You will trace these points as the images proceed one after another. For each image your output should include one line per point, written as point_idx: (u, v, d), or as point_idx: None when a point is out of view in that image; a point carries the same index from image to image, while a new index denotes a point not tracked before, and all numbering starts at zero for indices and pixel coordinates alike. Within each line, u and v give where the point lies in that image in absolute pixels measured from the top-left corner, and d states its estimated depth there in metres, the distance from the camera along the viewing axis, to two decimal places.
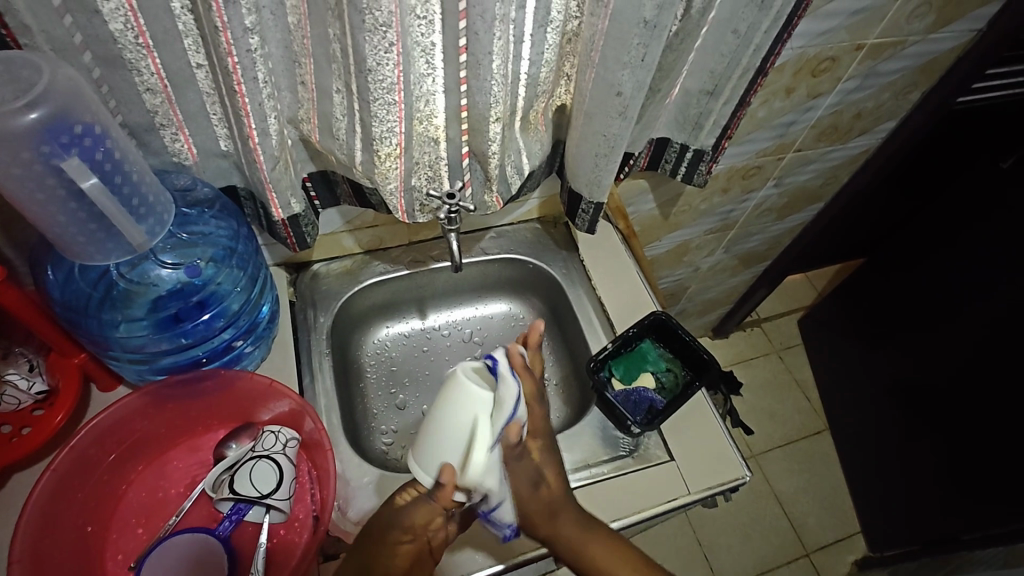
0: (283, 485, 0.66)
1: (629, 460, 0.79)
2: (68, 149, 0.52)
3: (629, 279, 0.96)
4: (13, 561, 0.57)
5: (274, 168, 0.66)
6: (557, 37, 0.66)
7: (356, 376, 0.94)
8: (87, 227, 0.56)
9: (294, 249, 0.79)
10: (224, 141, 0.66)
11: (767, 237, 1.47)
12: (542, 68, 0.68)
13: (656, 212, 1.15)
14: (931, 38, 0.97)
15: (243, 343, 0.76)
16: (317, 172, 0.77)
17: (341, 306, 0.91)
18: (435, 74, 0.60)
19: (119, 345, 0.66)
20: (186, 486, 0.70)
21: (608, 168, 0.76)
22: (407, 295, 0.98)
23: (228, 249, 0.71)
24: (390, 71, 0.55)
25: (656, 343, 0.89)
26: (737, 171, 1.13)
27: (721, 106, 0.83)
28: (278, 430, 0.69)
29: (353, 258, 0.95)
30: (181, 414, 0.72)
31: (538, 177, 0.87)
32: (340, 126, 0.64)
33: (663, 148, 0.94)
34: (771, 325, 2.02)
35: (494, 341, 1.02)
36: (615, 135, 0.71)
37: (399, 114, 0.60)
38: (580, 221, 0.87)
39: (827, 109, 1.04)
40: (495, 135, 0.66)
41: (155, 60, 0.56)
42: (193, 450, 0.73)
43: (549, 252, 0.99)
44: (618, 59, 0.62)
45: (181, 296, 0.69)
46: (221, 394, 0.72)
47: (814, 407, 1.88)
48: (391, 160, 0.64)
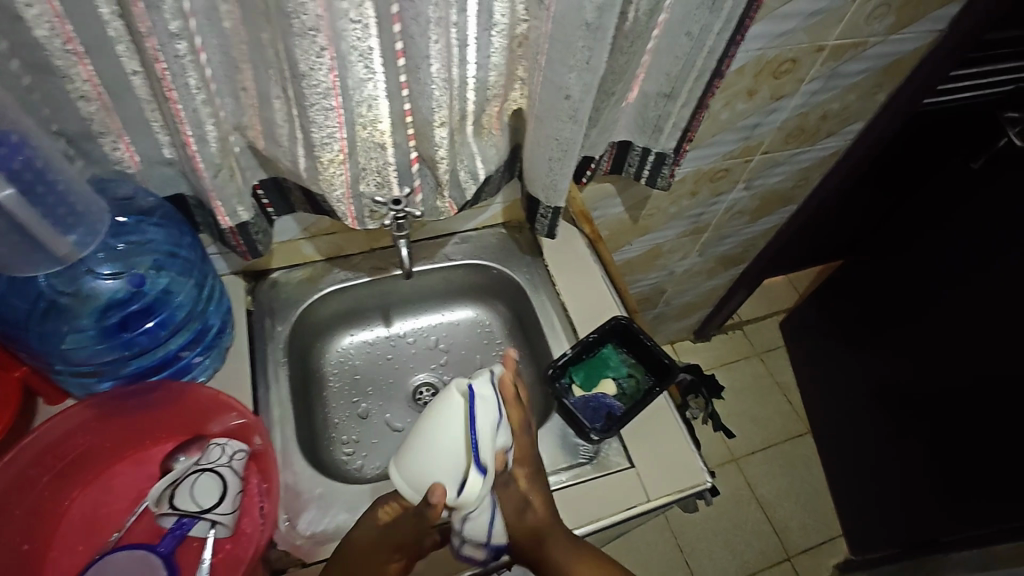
0: (225, 500, 0.64)
1: (589, 467, 0.78)
2: None
3: (593, 284, 0.95)
4: None
5: (216, 175, 0.65)
6: (504, 40, 0.65)
7: (317, 385, 0.93)
8: (11, 239, 0.56)
9: (245, 257, 0.78)
10: (168, 149, 0.65)
11: (742, 240, 1.46)
12: (490, 72, 0.67)
13: (625, 216, 1.15)
14: (892, 39, 0.97)
15: (192, 353, 0.74)
16: (268, 179, 0.75)
17: (299, 315, 0.89)
18: (375, 79, 0.57)
19: (60, 356, 0.66)
20: (131, 501, 0.69)
21: (563, 172, 0.75)
22: (370, 302, 0.97)
23: (168, 256, 0.70)
24: (324, 76, 0.54)
25: (619, 348, 0.88)
26: (705, 174, 1.12)
27: (680, 108, 0.82)
28: (225, 443, 0.69)
29: (313, 266, 0.93)
30: (126, 428, 0.70)
31: (497, 182, 0.86)
32: (282, 133, 0.63)
33: (626, 152, 0.93)
34: (752, 327, 2.01)
35: (460, 348, 1.01)
36: (567, 138, 0.70)
37: (338, 120, 0.59)
38: (539, 226, 0.87)
39: (792, 111, 1.04)
40: (442, 140, 0.66)
41: (86, 68, 0.54)
42: (139, 464, 0.71)
43: (514, 257, 0.98)
44: (564, 62, 0.61)
45: (123, 305, 0.68)
46: (167, 406, 0.71)
47: (796, 409, 1.88)
48: (335, 166, 0.63)
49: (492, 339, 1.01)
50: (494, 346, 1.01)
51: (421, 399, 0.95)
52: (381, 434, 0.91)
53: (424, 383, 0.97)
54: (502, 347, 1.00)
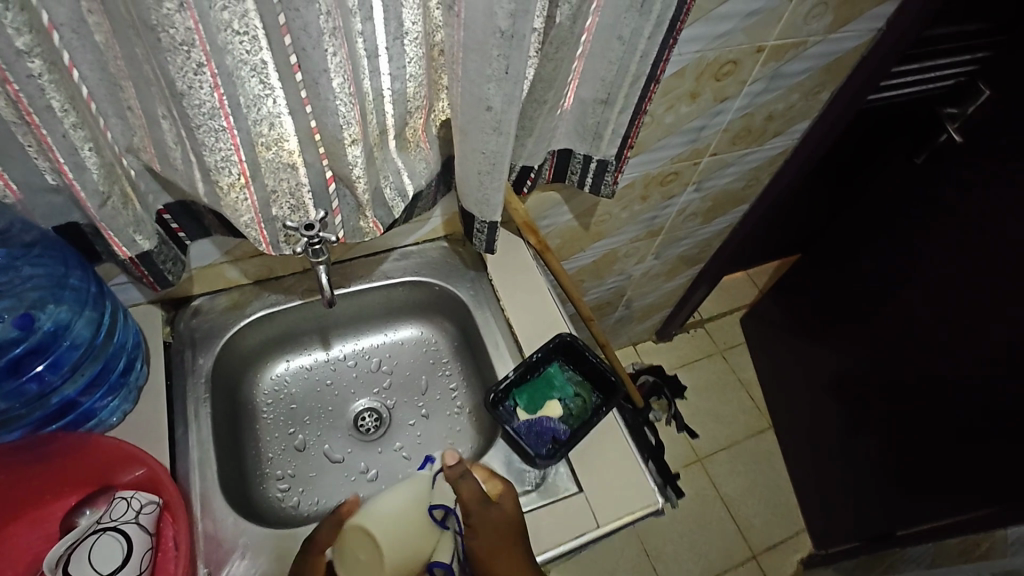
0: (130, 565, 0.58)
1: (534, 495, 0.74)
2: None
3: (538, 298, 0.91)
4: None
5: (104, 205, 0.58)
6: (419, 49, 0.60)
7: (249, 418, 0.87)
8: None
9: (155, 287, 0.72)
10: (50, 175, 0.57)
11: (697, 241, 1.45)
12: (408, 83, 0.62)
13: (575, 223, 1.11)
14: (833, 37, 0.95)
15: (93, 398, 0.69)
16: (175, 204, 0.69)
17: (224, 344, 0.83)
18: (274, 95, 0.53)
19: None
20: (25, 564, 0.62)
21: (495, 186, 0.71)
22: (305, 326, 0.92)
23: (55, 290, 0.64)
24: (207, 95, 0.48)
25: (565, 365, 0.84)
26: (654, 178, 1.10)
27: (617, 115, 0.79)
28: (131, 496, 0.62)
29: (240, 290, 0.87)
30: (16, 486, 0.63)
31: (430, 196, 0.81)
32: (176, 155, 0.57)
33: (567, 159, 0.89)
34: (714, 325, 2.02)
35: (404, 370, 0.96)
36: (494, 151, 0.66)
37: (232, 141, 0.53)
38: (477, 241, 0.82)
39: (736, 113, 1.02)
40: (356, 158, 0.61)
41: None
42: (35, 523, 0.65)
43: (456, 273, 0.94)
44: (481, 72, 0.57)
45: (8, 349, 0.62)
46: (63, 460, 0.64)
47: (758, 406, 1.88)
48: (237, 190, 0.58)
49: (438, 359, 0.97)
50: (440, 365, 0.96)
51: (363, 425, 0.90)
52: (319, 466, 0.86)
53: (366, 408, 0.92)
54: (449, 366, 0.96)
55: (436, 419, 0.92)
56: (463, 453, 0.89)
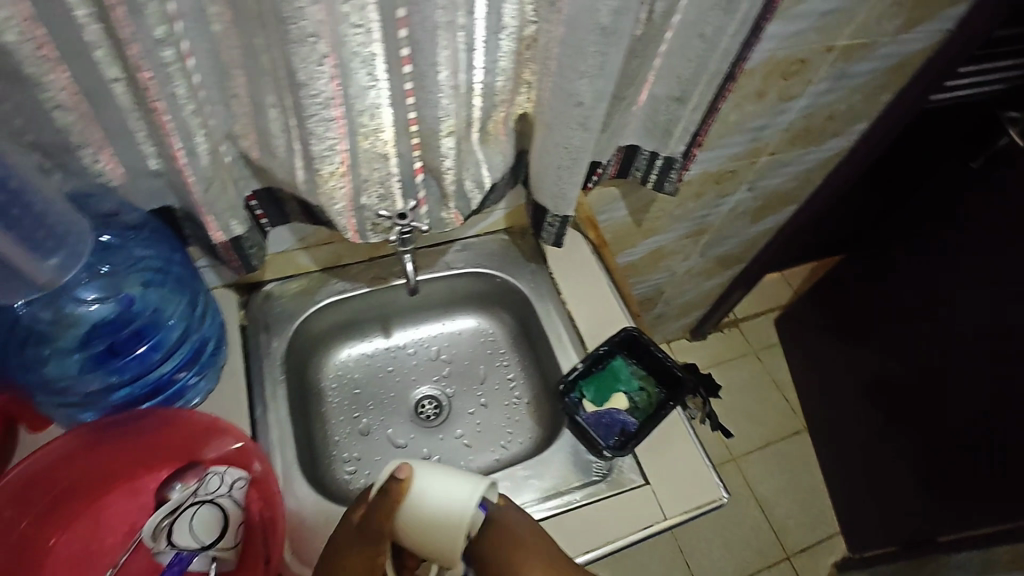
0: (228, 533, 0.62)
1: (602, 485, 0.76)
2: None
3: (599, 292, 0.92)
4: None
5: (208, 188, 0.61)
6: (512, 43, 0.62)
7: (316, 401, 0.89)
8: None
9: (239, 272, 0.74)
10: (153, 160, 0.60)
11: (743, 240, 1.44)
12: (498, 77, 0.64)
13: (629, 219, 1.12)
14: (902, 38, 0.94)
15: (188, 374, 0.72)
16: (262, 190, 0.71)
17: (297, 328, 0.85)
18: (378, 87, 0.54)
19: (43, 386, 0.64)
20: (124, 533, 0.65)
21: (573, 182, 0.72)
22: (369, 313, 0.94)
23: (161, 271, 0.67)
24: (325, 85, 0.50)
25: (628, 359, 0.85)
26: (711, 176, 1.10)
27: (690, 112, 0.79)
28: (224, 471, 0.65)
29: (309, 276, 0.89)
30: (115, 455, 0.68)
31: (501, 190, 0.82)
32: (279, 144, 0.59)
33: (632, 154, 0.90)
34: (749, 325, 1.99)
35: (462, 359, 0.97)
36: (577, 147, 0.67)
37: (340, 131, 0.55)
38: (546, 235, 0.84)
39: (799, 112, 1.02)
40: (449, 150, 0.63)
41: (62, 75, 0.50)
42: (132, 495, 0.67)
43: (517, 265, 0.95)
44: (576, 69, 0.58)
45: (111, 328, 0.65)
46: (161, 433, 0.69)
47: (793, 407, 1.87)
48: (336, 179, 0.60)
49: (495, 349, 0.98)
50: (497, 355, 0.98)
51: (424, 412, 0.92)
52: (384, 450, 0.88)
53: (426, 395, 0.94)
54: (506, 357, 0.97)
55: (495, 409, 0.93)
56: (523, 443, 0.91)
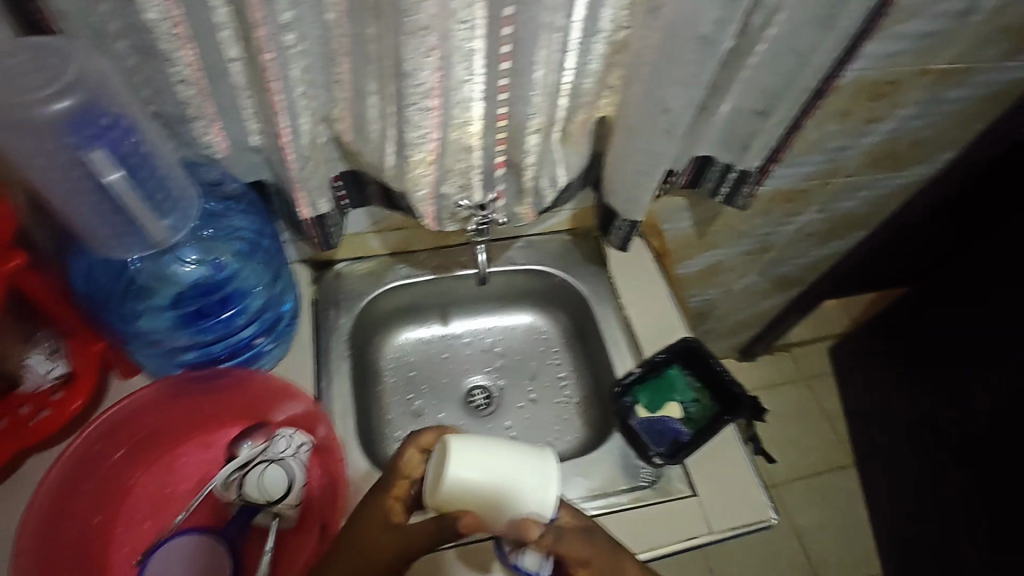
0: (292, 492, 0.65)
1: (649, 491, 0.76)
2: (95, 141, 0.48)
3: (659, 300, 0.92)
4: (16, 554, 0.58)
5: (303, 167, 0.65)
6: (605, 47, 0.63)
7: (374, 380, 0.92)
8: (113, 221, 0.53)
9: (319, 248, 0.77)
10: (255, 136, 0.64)
11: (806, 262, 1.40)
12: (586, 79, 0.65)
13: (693, 231, 1.10)
14: (1004, 66, 0.91)
15: (264, 341, 0.76)
16: (347, 171, 0.74)
17: (363, 307, 0.89)
18: (474, 81, 0.56)
19: (139, 337, 0.69)
20: (195, 482, 0.70)
21: (649, 187, 0.72)
22: (430, 300, 0.96)
23: (254, 245, 0.71)
24: (428, 76, 0.53)
25: (685, 370, 0.84)
26: (782, 194, 1.08)
27: (772, 127, 0.79)
28: (291, 434, 0.68)
29: (378, 259, 0.92)
30: (193, 408, 0.72)
31: (573, 190, 0.83)
32: (373, 129, 0.62)
33: (704, 166, 0.88)
34: (801, 350, 1.91)
35: (515, 354, 0.99)
36: (658, 153, 0.67)
37: (434, 121, 0.58)
38: (615, 236, 0.85)
39: (883, 136, 0.99)
40: (532, 147, 0.65)
41: (190, 52, 0.55)
42: (204, 447, 0.72)
43: (578, 266, 0.96)
44: (669, 76, 0.59)
45: (203, 291, 0.69)
46: (237, 392, 0.72)
47: (841, 439, 1.79)
48: (423, 166, 0.63)
49: (548, 347, 0.99)
50: (550, 353, 0.99)
51: (474, 401, 0.95)
52: None
53: (478, 385, 0.97)
54: (559, 355, 0.99)
55: (544, 405, 0.95)
56: (569, 442, 0.92)
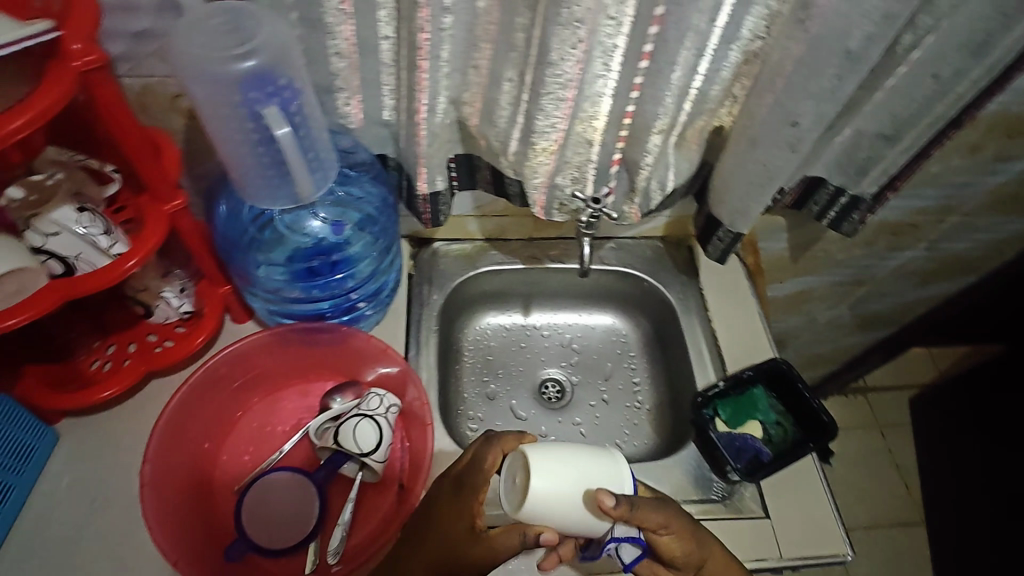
0: (381, 449, 0.69)
1: (720, 506, 0.76)
2: (271, 98, 0.53)
3: (747, 318, 0.91)
4: (145, 460, 0.64)
5: (430, 144, 0.68)
6: (739, 55, 0.64)
7: (454, 358, 0.95)
8: (266, 172, 0.57)
9: (426, 224, 0.80)
10: (388, 111, 0.69)
11: (902, 302, 1.32)
12: (714, 86, 0.66)
13: (787, 253, 1.06)
14: None
15: (365, 306, 0.80)
16: (462, 154, 0.76)
17: (454, 287, 0.92)
18: (609, 77, 0.59)
19: (260, 284, 0.73)
20: (292, 426, 0.75)
21: (760, 200, 0.71)
22: (516, 289, 0.98)
23: (373, 217, 0.75)
24: (570, 67, 0.56)
25: (769, 392, 0.82)
26: (889, 226, 1.03)
27: (897, 154, 0.76)
28: (383, 394, 0.72)
29: (473, 243, 0.95)
30: (298, 358, 0.77)
31: (676, 197, 0.83)
32: (502, 114, 0.65)
33: (814, 188, 0.84)
34: (877, 395, 1.74)
35: (592, 352, 1.00)
36: (777, 166, 0.67)
37: (565, 111, 0.60)
38: (712, 248, 0.84)
39: (1012, 176, 0.94)
40: (653, 147, 0.66)
41: (350, 27, 0.59)
42: (303, 395, 0.77)
43: (667, 273, 0.95)
44: (805, 88, 0.59)
45: (323, 250, 0.73)
46: (337, 348, 0.77)
47: (915, 499, 1.62)
48: (545, 155, 0.65)
49: (625, 350, 1.00)
50: (627, 357, 0.99)
51: (547, 394, 0.96)
52: (506, 418, 0.93)
53: (551, 378, 0.98)
54: (635, 360, 0.99)
55: (615, 407, 0.95)
56: (637, 446, 0.91)
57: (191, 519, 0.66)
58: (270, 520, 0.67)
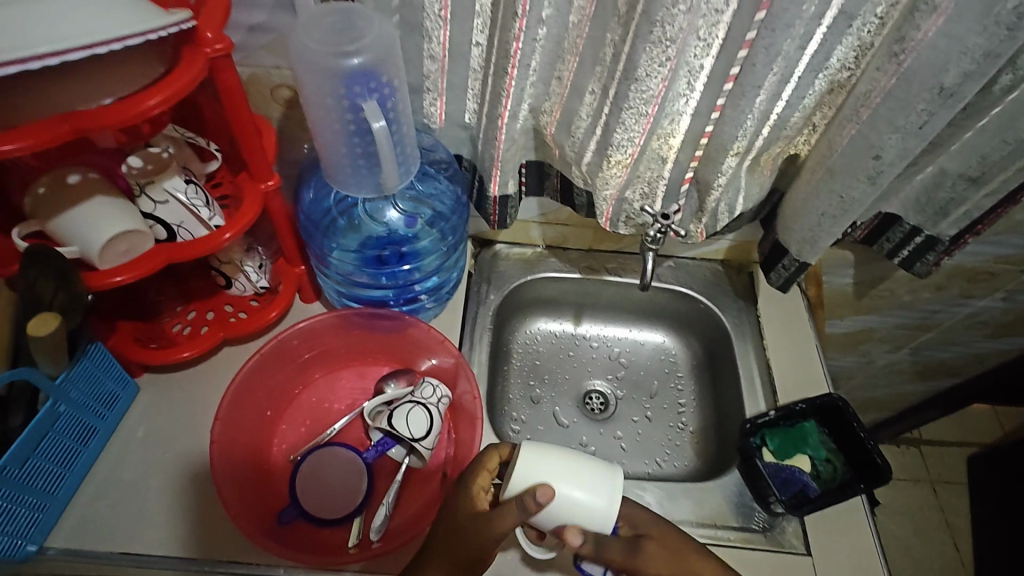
0: (430, 437, 0.72)
1: (760, 537, 0.74)
2: (371, 94, 0.57)
3: (803, 350, 0.89)
4: (216, 418, 0.69)
5: (508, 148, 0.70)
6: (824, 84, 0.63)
7: (503, 359, 0.97)
8: (358, 161, 0.61)
9: (493, 226, 0.83)
10: (470, 115, 0.72)
11: (969, 353, 1.25)
12: (796, 113, 0.65)
13: (851, 290, 1.04)
14: None
15: (426, 299, 0.84)
16: (534, 161, 0.78)
17: (511, 289, 0.94)
18: (691, 96, 0.61)
19: (334, 266, 0.77)
20: (347, 405, 0.79)
21: (831, 231, 0.71)
22: (571, 298, 1.00)
23: (445, 215, 0.78)
24: (655, 84, 0.57)
25: (820, 427, 0.80)
26: (964, 272, 0.99)
27: (982, 197, 0.73)
28: (436, 384, 0.75)
29: (533, 249, 0.98)
30: (360, 341, 0.81)
31: (742, 221, 0.83)
32: (580, 125, 0.67)
33: (888, 225, 0.83)
34: (932, 449, 1.65)
35: (639, 368, 1.00)
36: (854, 198, 0.66)
37: (644, 126, 0.62)
38: (775, 275, 0.84)
39: None
40: (728, 169, 0.67)
41: (446, 32, 0.62)
42: (360, 376, 0.81)
43: (725, 297, 0.95)
44: (891, 122, 0.58)
45: (396, 239, 0.77)
46: (397, 336, 0.80)
47: (964, 560, 1.50)
48: (618, 168, 0.67)
49: (673, 371, 0.99)
50: (674, 377, 0.98)
51: (590, 405, 0.96)
52: (548, 424, 0.94)
53: (597, 390, 0.98)
54: (682, 381, 0.98)
55: (659, 425, 0.94)
56: (678, 467, 0.91)
57: (249, 480, 0.70)
58: (321, 490, 0.70)
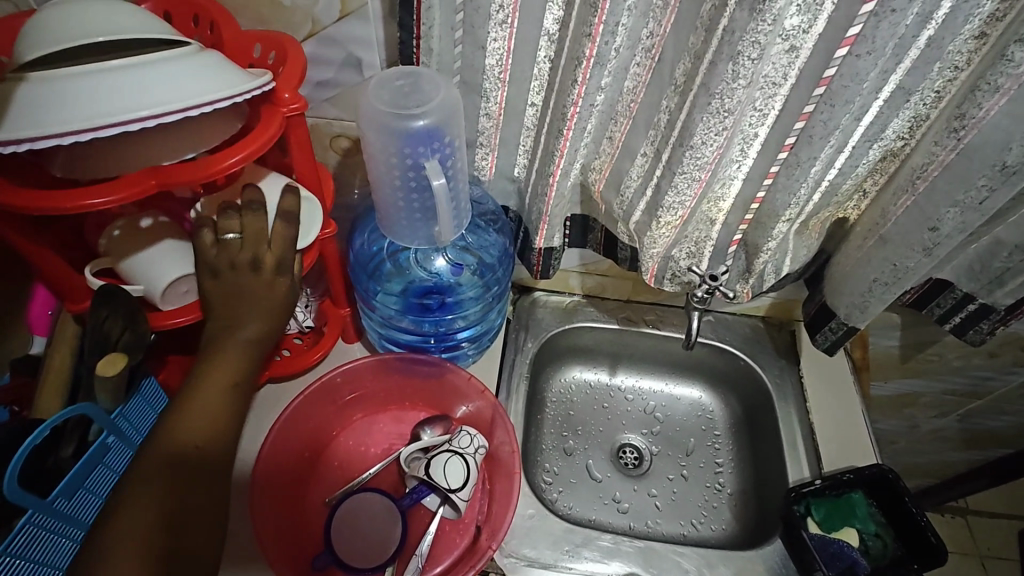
0: (466, 487, 0.71)
1: None
2: (432, 152, 0.59)
3: (848, 415, 0.87)
4: (259, 457, 0.70)
5: (556, 204, 0.71)
6: (879, 154, 0.63)
7: (538, 407, 0.95)
8: (414, 212, 0.63)
9: (535, 276, 0.84)
10: (519, 169, 0.74)
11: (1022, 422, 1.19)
12: (848, 180, 0.65)
13: (896, 352, 1.01)
14: None
15: (466, 345, 0.85)
16: (579, 215, 0.79)
17: (549, 337, 0.94)
18: (743, 163, 0.63)
19: (378, 309, 0.78)
20: (383, 450, 0.79)
21: (883, 297, 0.69)
22: (608, 348, 0.99)
23: (492, 265, 0.79)
24: (709, 152, 0.58)
25: (867, 498, 0.77)
26: (1018, 339, 0.96)
27: None
28: (474, 433, 0.75)
29: (571, 297, 0.98)
30: (399, 385, 0.81)
31: (787, 281, 0.82)
32: (630, 185, 0.68)
33: (938, 290, 0.81)
34: (978, 520, 1.55)
35: (675, 424, 0.98)
36: (908, 267, 0.65)
37: (695, 190, 0.63)
38: (820, 338, 0.82)
39: None
40: (778, 234, 0.67)
41: (503, 92, 0.64)
42: (397, 421, 0.82)
43: (766, 355, 0.93)
44: (950, 195, 0.58)
45: (441, 286, 0.78)
46: (437, 382, 0.80)
47: None
48: (667, 229, 0.67)
49: (710, 428, 0.97)
50: (711, 435, 0.96)
51: (624, 460, 0.94)
52: (581, 476, 0.92)
53: (630, 444, 0.96)
54: (719, 440, 0.96)
55: (694, 486, 0.91)
56: (714, 531, 0.88)
57: (284, 525, 0.70)
58: (354, 538, 0.70)
